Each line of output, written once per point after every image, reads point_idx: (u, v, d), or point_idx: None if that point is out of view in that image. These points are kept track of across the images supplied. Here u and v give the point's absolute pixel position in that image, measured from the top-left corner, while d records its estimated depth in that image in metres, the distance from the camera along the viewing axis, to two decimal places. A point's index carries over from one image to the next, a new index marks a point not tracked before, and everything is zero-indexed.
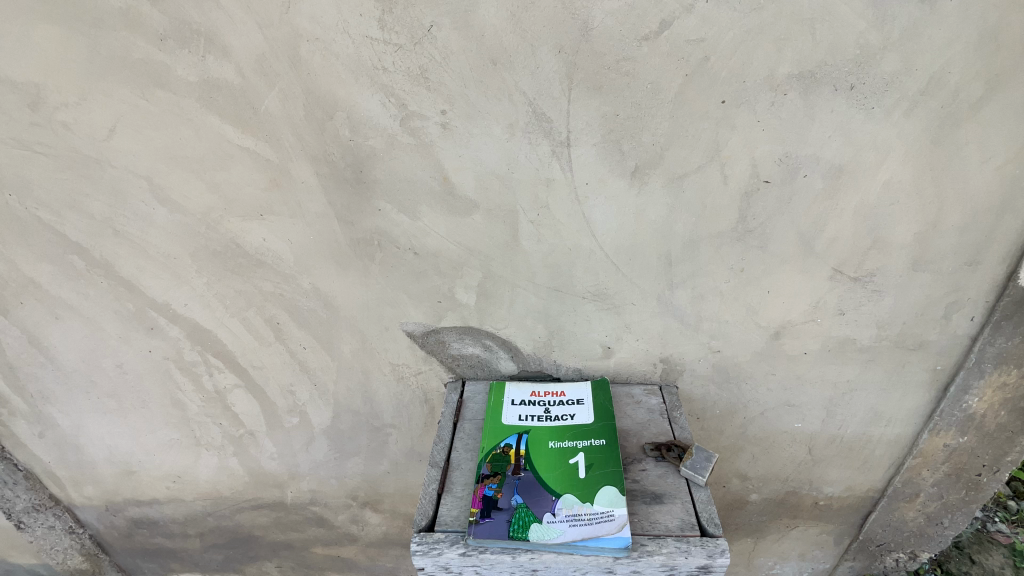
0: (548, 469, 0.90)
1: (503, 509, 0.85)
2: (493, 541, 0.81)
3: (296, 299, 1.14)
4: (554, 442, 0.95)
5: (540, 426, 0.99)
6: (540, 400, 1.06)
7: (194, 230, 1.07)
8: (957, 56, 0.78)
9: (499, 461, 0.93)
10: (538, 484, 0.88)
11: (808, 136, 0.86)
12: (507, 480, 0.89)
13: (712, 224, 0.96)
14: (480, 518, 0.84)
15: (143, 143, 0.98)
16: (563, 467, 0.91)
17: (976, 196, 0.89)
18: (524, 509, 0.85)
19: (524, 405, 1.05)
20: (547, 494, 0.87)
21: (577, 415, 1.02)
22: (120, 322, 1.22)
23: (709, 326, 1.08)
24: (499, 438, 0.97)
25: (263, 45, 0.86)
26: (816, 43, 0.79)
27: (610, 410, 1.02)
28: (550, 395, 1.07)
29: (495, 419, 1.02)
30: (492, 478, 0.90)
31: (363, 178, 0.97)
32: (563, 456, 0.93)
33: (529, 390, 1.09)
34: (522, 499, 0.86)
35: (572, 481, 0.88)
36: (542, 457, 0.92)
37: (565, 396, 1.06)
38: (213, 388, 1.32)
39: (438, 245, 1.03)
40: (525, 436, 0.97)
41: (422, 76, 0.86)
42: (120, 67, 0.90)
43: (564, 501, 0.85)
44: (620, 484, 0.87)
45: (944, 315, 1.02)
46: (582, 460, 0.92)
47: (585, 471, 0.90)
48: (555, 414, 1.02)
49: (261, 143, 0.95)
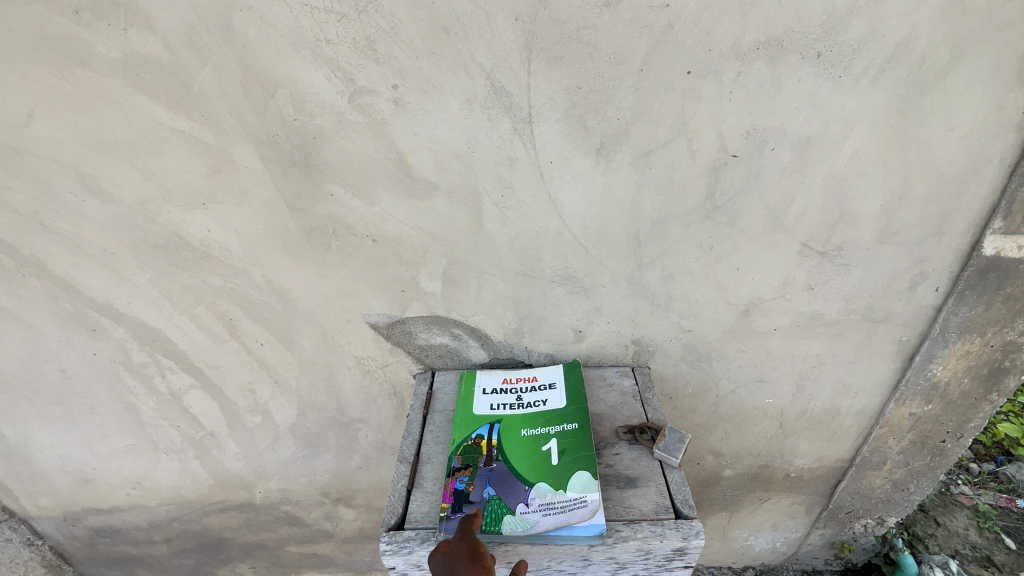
0: (519, 458, 0.88)
1: (475, 502, 0.82)
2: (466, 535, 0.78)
3: (249, 293, 1.07)
4: (526, 430, 0.93)
5: (511, 415, 0.96)
6: (511, 388, 1.03)
7: (132, 223, 0.99)
8: (923, 21, 0.76)
9: (470, 453, 0.90)
10: (509, 474, 0.86)
11: (776, 107, 0.83)
12: (478, 471, 0.87)
13: (680, 201, 0.93)
14: (452, 513, 0.80)
15: (66, 129, 0.89)
16: (535, 455, 0.89)
17: (942, 166, 0.88)
18: (497, 502, 0.82)
19: (495, 393, 1.02)
20: (520, 483, 0.84)
21: (549, 400, 0.99)
22: (60, 325, 1.13)
23: (679, 306, 1.07)
24: (469, 429, 0.94)
25: (190, 17, 0.78)
26: (783, 8, 0.75)
27: (583, 394, 1.00)
28: (522, 381, 1.04)
29: (466, 409, 0.99)
30: (463, 471, 0.87)
31: (313, 161, 0.90)
32: (535, 444, 0.91)
33: (500, 377, 1.06)
34: (494, 491, 0.83)
35: (545, 469, 0.86)
36: (514, 447, 0.90)
37: (537, 381, 1.04)
38: (167, 390, 1.24)
39: (397, 232, 0.98)
40: (497, 426, 0.94)
41: (369, 48, 0.79)
42: (32, 44, 0.81)
43: (537, 490, 0.83)
44: (593, 469, 0.86)
45: (909, 287, 1.02)
46: (554, 447, 0.90)
47: (557, 457, 0.88)
48: (527, 401, 1.00)
49: (197, 125, 0.87)
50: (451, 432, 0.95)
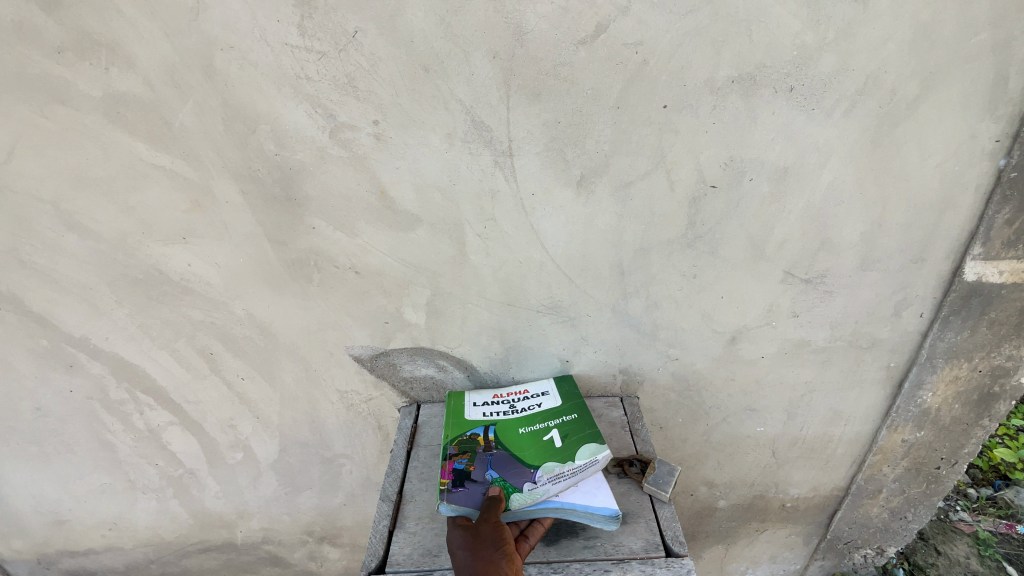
0: (521, 449, 0.89)
1: (478, 482, 0.83)
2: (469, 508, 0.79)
3: (230, 327, 1.06)
4: (524, 428, 0.93)
5: (507, 418, 0.96)
6: (503, 399, 1.02)
7: (112, 258, 0.98)
8: (892, 55, 0.77)
9: (466, 443, 0.90)
10: (510, 460, 0.86)
11: (752, 139, 0.84)
12: (479, 455, 0.87)
13: (662, 231, 0.93)
14: (454, 487, 0.82)
15: (46, 165, 0.88)
16: (537, 444, 0.89)
17: (918, 194, 0.89)
18: (503, 481, 0.83)
19: (487, 404, 1.01)
20: (524, 465, 0.85)
21: (544, 403, 1.00)
22: (36, 361, 1.11)
23: (666, 335, 1.06)
24: (462, 432, 0.93)
25: (172, 56, 0.78)
26: (754, 44, 0.77)
27: (577, 391, 1.02)
28: (513, 393, 1.03)
29: (457, 416, 0.97)
30: (460, 455, 0.87)
31: (293, 195, 0.90)
32: (536, 437, 0.91)
33: (490, 392, 1.04)
34: (496, 474, 0.84)
35: (550, 452, 0.87)
36: (514, 441, 0.90)
37: (528, 393, 1.03)
38: (145, 427, 1.21)
39: (380, 264, 0.98)
40: (492, 427, 0.94)
41: (350, 85, 0.80)
42: (13, 82, 0.81)
43: (544, 468, 0.84)
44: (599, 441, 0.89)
45: (894, 312, 1.02)
46: (556, 434, 0.91)
47: (561, 441, 0.89)
48: (521, 407, 0.99)
49: (178, 161, 0.87)
50: (443, 432, 0.93)
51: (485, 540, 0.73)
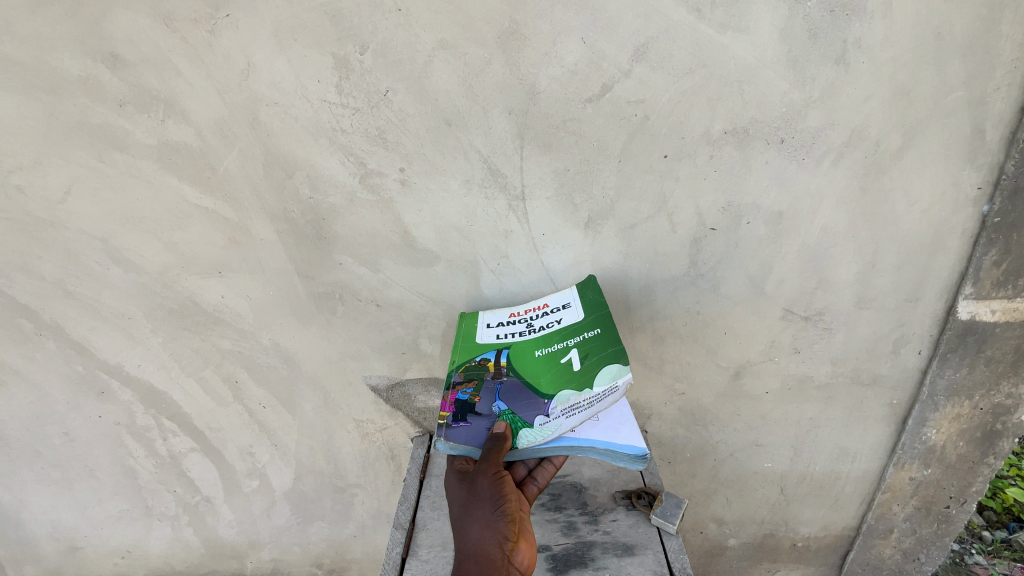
0: (537, 376, 0.91)
1: (482, 416, 0.89)
2: (468, 445, 0.86)
3: (256, 356, 1.12)
4: (541, 350, 0.93)
5: (521, 340, 0.94)
6: (521, 317, 0.96)
7: (151, 290, 1.05)
8: (874, 111, 0.85)
9: (476, 370, 0.93)
10: (519, 390, 0.90)
11: (748, 186, 0.91)
12: (487, 385, 0.91)
13: (666, 269, 0.99)
14: (455, 423, 0.89)
15: (100, 205, 0.97)
16: (554, 369, 0.91)
17: (908, 237, 0.95)
18: (510, 415, 0.88)
19: (502, 324, 0.97)
20: (538, 396, 0.89)
21: (564, 318, 0.94)
22: (69, 387, 1.16)
23: (672, 369, 1.10)
24: (472, 356, 0.94)
25: (222, 110, 0.87)
26: (746, 102, 0.84)
27: (601, 297, 0.94)
28: (531, 309, 0.97)
29: (469, 337, 0.96)
30: (465, 384, 0.92)
31: (323, 234, 0.98)
32: (553, 360, 0.91)
33: (506, 310, 0.98)
34: (503, 406, 0.89)
35: (567, 379, 0.90)
36: (529, 367, 0.92)
37: (548, 307, 0.96)
38: (167, 453, 1.25)
39: (400, 297, 1.04)
40: (506, 351, 0.93)
41: (379, 136, 0.89)
42: (78, 132, 0.91)
43: (558, 399, 0.88)
44: (622, 361, 0.88)
45: (893, 350, 1.06)
46: (575, 355, 0.91)
47: (580, 364, 0.90)
48: (539, 324, 0.95)
49: (220, 202, 0.95)
50: (452, 355, 0.95)
51: (484, 499, 0.81)
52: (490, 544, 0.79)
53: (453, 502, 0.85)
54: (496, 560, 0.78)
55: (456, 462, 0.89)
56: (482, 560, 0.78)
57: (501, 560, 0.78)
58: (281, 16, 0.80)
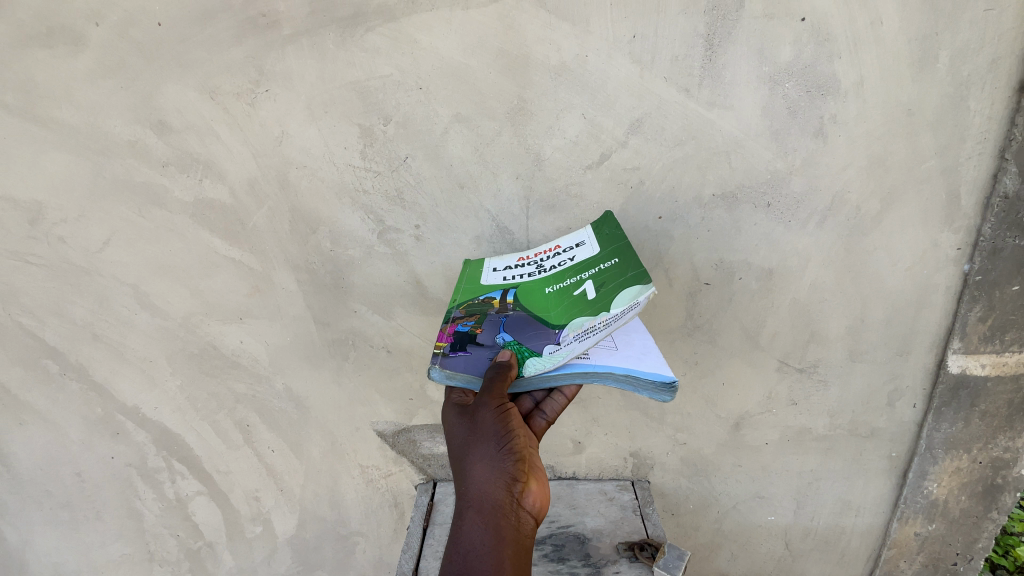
0: (547, 309, 0.83)
1: (484, 346, 0.80)
2: (467, 374, 0.77)
3: (269, 400, 1.16)
4: (553, 286, 0.86)
5: (531, 279, 0.88)
6: (530, 261, 0.92)
7: (174, 334, 1.10)
8: (852, 179, 0.92)
9: (481, 307, 0.86)
10: (527, 321, 0.82)
11: (738, 244, 0.97)
12: (490, 318, 0.84)
13: (664, 321, 1.04)
14: (453, 351, 0.80)
15: (134, 254, 1.04)
16: (567, 300, 0.82)
17: (894, 294, 1.00)
18: (516, 345, 0.79)
19: (509, 268, 0.93)
20: (547, 327, 0.80)
21: (577, 255, 0.89)
22: (86, 428, 1.20)
23: (672, 419, 1.13)
24: (474, 295, 0.89)
25: (255, 172, 0.96)
26: (733, 170, 0.92)
27: (620, 231, 0.89)
28: (543, 252, 0.92)
29: (473, 278, 0.92)
30: (468, 317, 0.85)
31: (341, 284, 1.04)
32: (566, 293, 0.83)
33: (515, 256, 0.95)
34: (509, 337, 0.80)
35: (580, 308, 0.79)
36: (538, 302, 0.85)
37: (560, 248, 0.91)
38: (174, 496, 1.27)
39: (410, 344, 1.09)
40: (514, 290, 0.87)
41: (398, 197, 0.97)
42: (122, 188, 0.99)
43: (570, 327, 0.77)
44: (642, 280, 0.75)
45: (888, 402, 1.08)
46: (590, 286, 0.82)
47: (596, 292, 0.80)
48: (550, 264, 0.90)
49: (247, 254, 1.03)
50: (454, 296, 0.91)
51: (487, 433, 0.71)
52: (495, 485, 0.69)
53: (449, 438, 0.76)
54: (503, 504, 0.68)
55: (454, 394, 0.80)
56: (485, 504, 0.68)
57: (508, 502, 0.69)
58: (314, 91, 0.90)
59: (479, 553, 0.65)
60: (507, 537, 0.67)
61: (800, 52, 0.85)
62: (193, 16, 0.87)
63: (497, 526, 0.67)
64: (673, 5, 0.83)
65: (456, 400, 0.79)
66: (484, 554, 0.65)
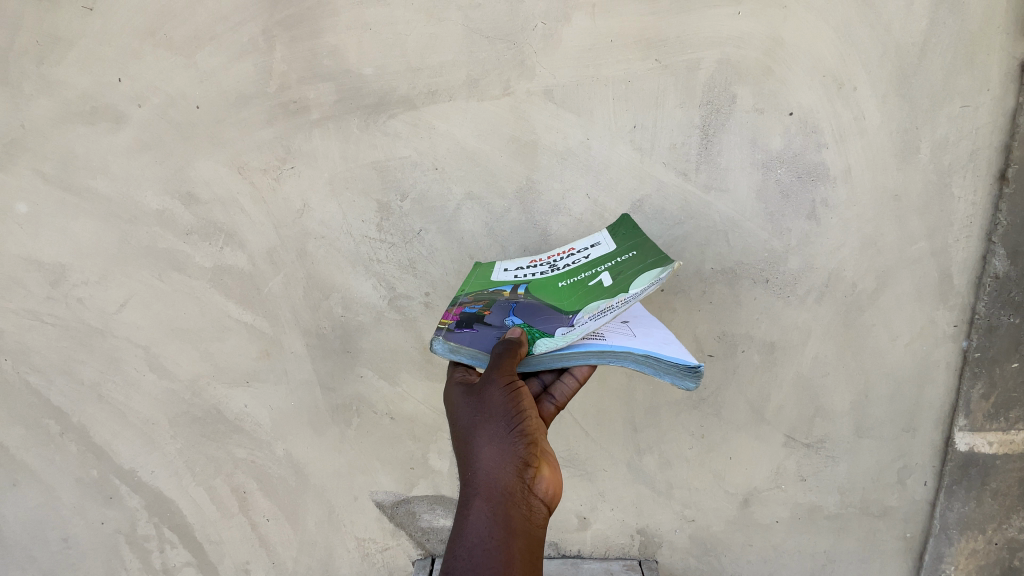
0: (560, 299, 0.80)
1: (491, 325, 0.78)
2: (472, 349, 0.75)
3: (268, 466, 1.14)
4: (565, 281, 0.83)
5: (543, 276, 0.85)
6: (542, 262, 0.89)
7: (180, 396, 1.11)
8: (847, 257, 0.96)
9: (490, 296, 0.83)
10: (538, 309, 0.79)
11: (739, 318, 1.00)
12: (500, 303, 0.81)
13: (669, 393, 1.05)
14: (459, 327, 0.78)
15: (149, 316, 1.07)
16: (581, 291, 0.79)
17: (895, 369, 1.01)
18: (526, 327, 0.76)
19: (520, 268, 0.90)
20: (559, 313, 0.77)
21: (593, 252, 0.86)
22: (80, 491, 1.17)
23: (680, 493, 1.10)
24: (484, 288, 0.86)
25: (275, 241, 1.01)
26: (732, 247, 0.96)
27: (638, 230, 0.86)
28: (556, 253, 0.89)
29: (483, 276, 0.90)
30: (476, 302, 0.82)
31: (349, 349, 1.06)
32: (581, 284, 0.80)
33: (527, 259, 0.92)
34: (518, 320, 0.78)
35: (595, 295, 0.77)
36: (551, 294, 0.81)
37: (575, 249, 0.88)
38: (161, 566, 1.21)
39: (414, 410, 1.09)
40: (524, 285, 0.84)
41: (410, 266, 1.00)
42: (144, 254, 1.03)
43: (585, 310, 0.74)
44: (663, 264, 0.74)
45: (898, 480, 1.06)
46: (606, 277, 0.79)
47: (612, 281, 0.78)
48: (564, 263, 0.87)
49: (259, 318, 1.05)
50: (462, 288, 0.89)
51: (496, 413, 0.66)
52: (505, 470, 0.63)
53: (453, 420, 0.70)
54: (513, 489, 0.62)
55: (458, 373, 0.77)
56: (494, 491, 0.62)
57: (519, 489, 0.63)
58: (337, 169, 0.96)
59: (486, 545, 0.58)
60: (516, 528, 0.61)
61: (790, 142, 0.91)
62: (230, 100, 0.95)
63: (506, 515, 0.61)
64: (671, 99, 0.91)
65: (460, 378, 0.75)
66: (493, 547, 0.59)
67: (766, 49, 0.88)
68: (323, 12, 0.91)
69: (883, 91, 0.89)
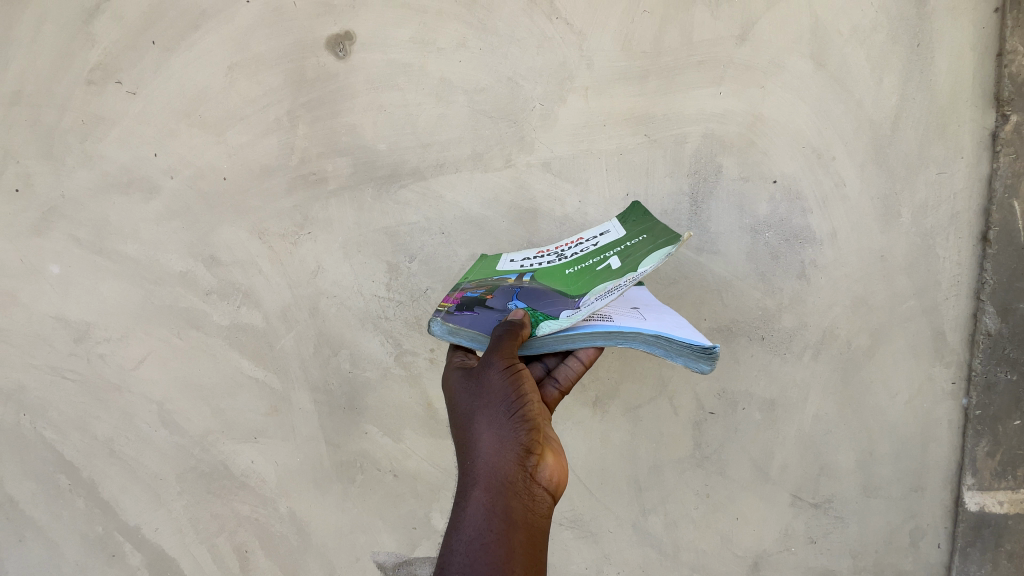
0: (566, 284, 0.79)
1: (494, 309, 0.78)
2: (472, 331, 0.75)
3: (271, 524, 1.14)
4: (573, 267, 0.82)
5: (550, 265, 0.86)
6: (550, 252, 0.90)
7: (189, 451, 1.13)
8: (839, 315, 0.99)
9: (495, 283, 0.85)
10: (543, 293, 0.78)
11: (738, 375, 1.02)
12: (503, 288, 0.82)
13: (671, 450, 1.05)
14: (459, 310, 0.79)
15: (165, 372, 1.11)
16: (588, 275, 0.78)
17: (897, 426, 1.01)
18: (530, 310, 0.75)
19: (527, 258, 0.92)
20: (565, 297, 0.75)
21: (602, 240, 0.86)
22: (83, 548, 1.17)
23: (687, 556, 1.08)
24: (489, 276, 0.88)
25: (289, 300, 1.06)
26: (726, 306, 1.00)
27: (649, 216, 0.85)
28: (565, 244, 0.91)
29: (489, 265, 0.92)
30: (480, 287, 0.84)
31: (356, 405, 1.08)
32: (589, 269, 0.79)
33: (534, 250, 0.94)
34: (522, 304, 0.77)
35: (602, 277, 0.75)
36: (557, 279, 0.81)
37: (584, 239, 0.89)
38: None
39: (418, 467, 1.10)
40: (529, 274, 0.85)
41: (416, 323, 1.05)
42: (165, 312, 1.09)
43: (591, 292, 0.72)
44: (672, 242, 0.71)
45: (911, 542, 1.04)
46: (614, 260, 0.78)
47: (620, 263, 0.76)
48: (571, 253, 0.87)
49: (270, 374, 1.08)
50: (467, 276, 0.90)
51: (496, 398, 0.67)
52: (504, 458, 0.63)
53: (454, 407, 0.72)
54: (514, 478, 0.62)
55: (456, 358, 0.79)
56: (493, 481, 0.62)
57: (519, 478, 0.62)
58: (350, 234, 1.03)
59: (485, 538, 0.58)
60: (517, 520, 0.60)
61: (775, 207, 0.97)
62: (254, 172, 1.03)
63: (506, 506, 0.61)
64: (661, 169, 0.97)
65: (459, 363, 0.77)
66: (492, 539, 0.58)
67: (748, 125, 0.96)
68: (341, 95, 1.00)
69: (861, 160, 0.95)
